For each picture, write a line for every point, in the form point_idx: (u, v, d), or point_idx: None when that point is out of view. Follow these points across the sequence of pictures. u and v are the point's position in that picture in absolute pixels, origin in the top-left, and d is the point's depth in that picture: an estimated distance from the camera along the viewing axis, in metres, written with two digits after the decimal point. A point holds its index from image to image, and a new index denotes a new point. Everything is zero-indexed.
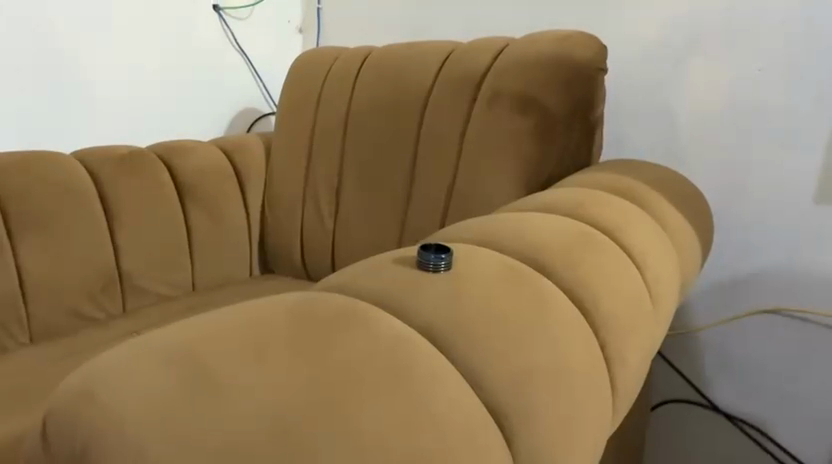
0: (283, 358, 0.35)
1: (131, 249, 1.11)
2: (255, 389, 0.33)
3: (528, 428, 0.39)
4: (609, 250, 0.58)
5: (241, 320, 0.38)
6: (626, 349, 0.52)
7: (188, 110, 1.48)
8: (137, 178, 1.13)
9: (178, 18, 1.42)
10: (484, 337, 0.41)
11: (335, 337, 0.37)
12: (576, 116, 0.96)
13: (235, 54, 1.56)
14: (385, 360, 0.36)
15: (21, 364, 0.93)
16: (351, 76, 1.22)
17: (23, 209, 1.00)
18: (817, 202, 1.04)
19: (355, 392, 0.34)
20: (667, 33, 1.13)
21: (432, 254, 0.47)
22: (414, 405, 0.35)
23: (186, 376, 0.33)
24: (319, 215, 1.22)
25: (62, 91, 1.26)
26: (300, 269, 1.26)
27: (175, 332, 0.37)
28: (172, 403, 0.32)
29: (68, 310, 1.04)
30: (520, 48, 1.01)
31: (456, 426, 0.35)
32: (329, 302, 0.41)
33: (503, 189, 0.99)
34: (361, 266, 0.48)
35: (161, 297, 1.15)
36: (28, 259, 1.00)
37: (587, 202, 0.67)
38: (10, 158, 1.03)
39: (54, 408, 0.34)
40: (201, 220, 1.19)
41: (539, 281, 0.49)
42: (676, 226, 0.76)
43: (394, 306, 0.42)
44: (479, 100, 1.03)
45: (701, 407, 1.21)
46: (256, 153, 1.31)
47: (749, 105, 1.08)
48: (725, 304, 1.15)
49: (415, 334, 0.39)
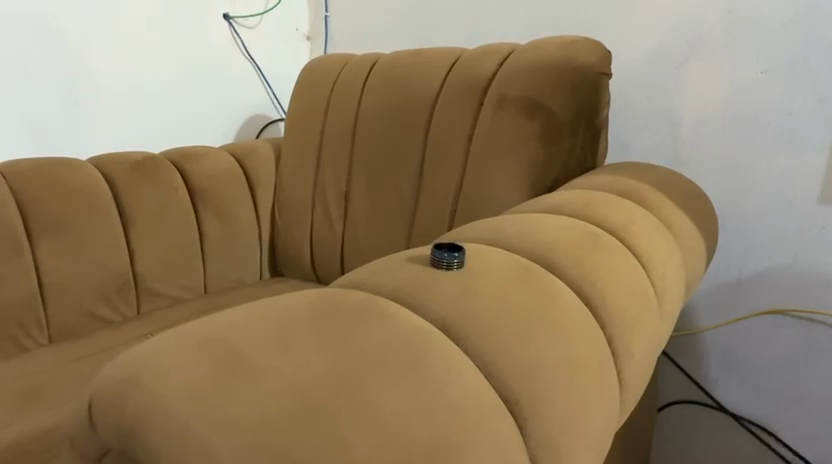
0: (308, 345, 0.37)
1: (145, 253, 1.14)
2: (282, 374, 0.35)
3: (539, 416, 0.41)
4: (615, 249, 0.60)
5: (266, 313, 0.40)
6: (632, 344, 0.54)
7: (199, 116, 1.51)
8: (150, 183, 1.16)
9: (189, 27, 1.46)
10: (495, 330, 0.42)
11: (356, 327, 0.39)
12: (581, 119, 0.97)
13: (245, 61, 1.59)
14: (404, 348, 0.38)
15: (41, 364, 0.95)
16: (360, 82, 1.24)
17: (42, 214, 1.03)
18: (820, 203, 1.05)
19: (375, 378, 0.36)
20: (669, 37, 1.15)
21: (445, 252, 0.49)
22: (431, 390, 0.37)
23: (217, 363, 0.35)
24: (328, 219, 1.25)
25: (79, 99, 1.29)
26: (310, 273, 1.29)
27: (206, 323, 0.39)
28: (206, 385, 0.34)
29: (84, 312, 1.07)
30: (525, 53, 1.03)
31: (471, 412, 0.37)
32: (349, 296, 0.43)
33: (509, 192, 1.01)
34: (376, 265, 0.50)
35: (174, 299, 1.18)
36: (47, 262, 1.03)
37: (593, 203, 0.69)
38: (30, 164, 1.06)
39: (95, 395, 0.36)
40: (213, 224, 1.22)
41: (547, 277, 0.51)
42: (681, 227, 0.77)
43: (409, 301, 0.44)
44: (485, 104, 1.05)
45: (708, 408, 1.22)
46: (266, 158, 1.33)
47: (750, 107, 1.09)
48: (730, 304, 1.16)
49: (430, 325, 0.42)
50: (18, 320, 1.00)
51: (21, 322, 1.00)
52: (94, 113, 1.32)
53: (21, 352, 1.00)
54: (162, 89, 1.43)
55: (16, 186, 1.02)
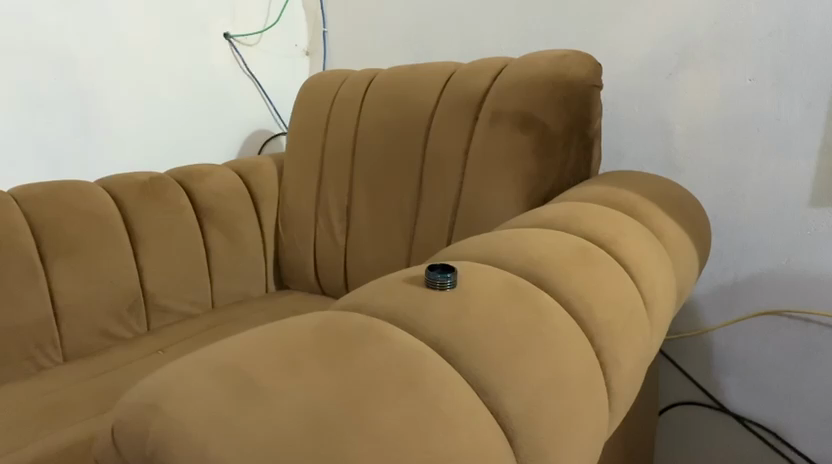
0: (314, 369, 0.40)
1: (155, 270, 1.17)
2: (290, 396, 0.38)
3: (529, 428, 0.44)
4: (605, 263, 0.63)
5: (274, 339, 0.43)
6: (621, 355, 0.56)
7: (203, 135, 1.55)
8: (157, 203, 1.19)
9: (191, 47, 1.49)
10: (487, 347, 0.45)
11: (357, 349, 0.42)
12: (574, 131, 1.00)
13: (246, 79, 1.63)
14: (401, 368, 0.41)
15: (57, 382, 0.98)
16: (358, 97, 1.28)
17: (54, 237, 1.06)
18: (811, 205, 1.07)
19: (376, 398, 0.38)
20: (659, 47, 1.18)
21: (438, 273, 0.51)
22: (427, 407, 0.39)
23: (230, 387, 0.38)
24: (331, 232, 1.28)
25: (88, 122, 1.33)
26: (314, 285, 1.32)
27: (218, 351, 0.43)
28: (222, 407, 0.37)
29: (97, 331, 1.10)
30: (517, 69, 1.06)
31: (465, 425, 0.40)
32: (350, 320, 0.46)
33: (506, 204, 1.03)
34: (374, 286, 0.53)
35: (183, 314, 1.21)
36: (61, 284, 1.06)
37: (584, 216, 0.72)
38: (40, 188, 1.09)
39: (120, 420, 0.39)
40: (219, 240, 1.25)
41: (537, 293, 0.54)
42: (672, 237, 0.80)
43: (406, 322, 0.46)
44: (481, 118, 1.08)
45: (710, 409, 1.24)
46: (268, 174, 1.37)
47: (740, 114, 1.12)
48: (727, 307, 1.19)
49: (425, 345, 0.44)
50: (35, 341, 1.03)
51: (38, 341, 1.03)
52: (101, 136, 1.35)
53: (38, 370, 1.04)
54: (167, 110, 1.47)
55: (29, 211, 1.05)
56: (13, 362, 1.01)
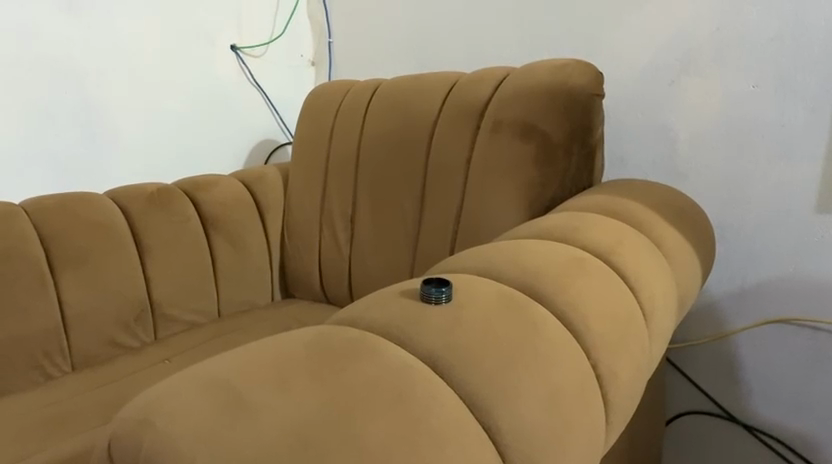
0: (303, 384, 0.40)
1: (161, 280, 1.19)
2: (278, 412, 0.38)
3: (520, 443, 0.44)
4: (603, 274, 0.63)
5: (270, 354, 0.44)
6: (617, 366, 0.56)
7: (210, 145, 1.58)
8: (164, 212, 1.21)
9: (198, 60, 1.52)
10: (479, 360, 0.46)
11: (349, 364, 0.42)
12: (576, 139, 1.00)
13: (251, 89, 1.65)
14: (391, 382, 0.41)
15: (64, 391, 1.00)
16: (362, 107, 1.29)
17: (63, 248, 1.08)
18: (818, 212, 1.06)
19: (363, 414, 0.39)
20: (661, 54, 1.17)
21: (433, 287, 0.52)
22: (413, 422, 0.40)
23: (220, 403, 0.39)
24: (336, 240, 1.29)
25: (95, 132, 1.36)
26: (319, 293, 1.32)
27: (212, 366, 0.43)
28: (209, 422, 0.38)
29: (104, 340, 1.12)
30: (518, 78, 1.07)
31: (452, 441, 0.40)
32: (344, 334, 0.46)
33: (507, 213, 1.03)
34: (371, 299, 0.54)
35: (190, 323, 1.23)
36: (69, 293, 1.08)
37: (583, 226, 0.72)
38: (50, 200, 1.11)
39: (115, 434, 0.40)
40: (225, 249, 1.27)
41: (532, 305, 0.54)
42: (674, 246, 0.80)
43: (400, 337, 0.47)
44: (482, 128, 1.09)
45: (718, 418, 1.23)
46: (274, 183, 1.38)
47: (743, 121, 1.11)
48: (733, 315, 1.17)
49: (416, 359, 0.45)
50: (43, 350, 1.04)
51: (46, 351, 1.05)
52: (108, 146, 1.38)
53: (46, 379, 1.05)
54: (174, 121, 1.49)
55: (39, 221, 1.07)
56: (22, 372, 1.03)
